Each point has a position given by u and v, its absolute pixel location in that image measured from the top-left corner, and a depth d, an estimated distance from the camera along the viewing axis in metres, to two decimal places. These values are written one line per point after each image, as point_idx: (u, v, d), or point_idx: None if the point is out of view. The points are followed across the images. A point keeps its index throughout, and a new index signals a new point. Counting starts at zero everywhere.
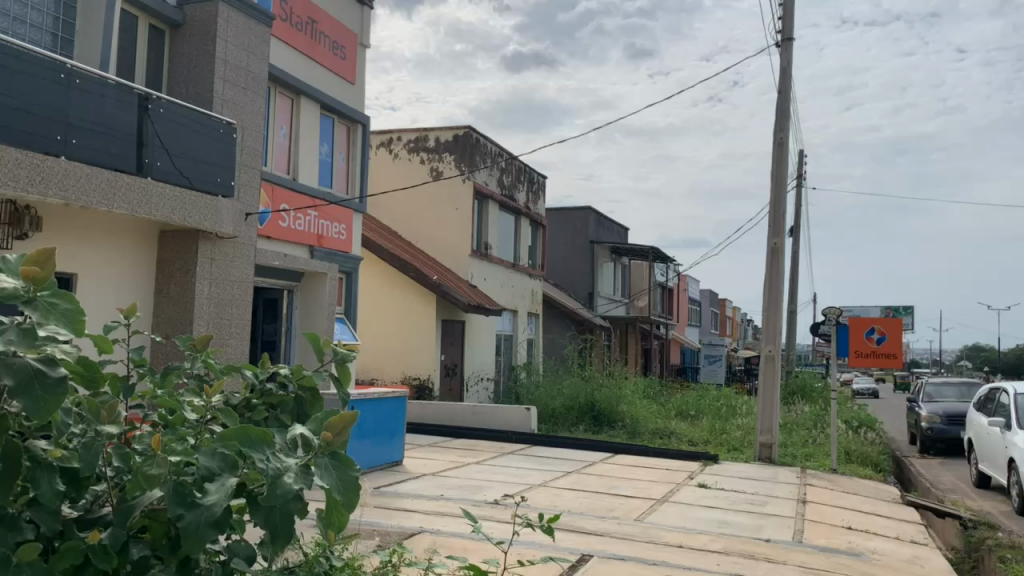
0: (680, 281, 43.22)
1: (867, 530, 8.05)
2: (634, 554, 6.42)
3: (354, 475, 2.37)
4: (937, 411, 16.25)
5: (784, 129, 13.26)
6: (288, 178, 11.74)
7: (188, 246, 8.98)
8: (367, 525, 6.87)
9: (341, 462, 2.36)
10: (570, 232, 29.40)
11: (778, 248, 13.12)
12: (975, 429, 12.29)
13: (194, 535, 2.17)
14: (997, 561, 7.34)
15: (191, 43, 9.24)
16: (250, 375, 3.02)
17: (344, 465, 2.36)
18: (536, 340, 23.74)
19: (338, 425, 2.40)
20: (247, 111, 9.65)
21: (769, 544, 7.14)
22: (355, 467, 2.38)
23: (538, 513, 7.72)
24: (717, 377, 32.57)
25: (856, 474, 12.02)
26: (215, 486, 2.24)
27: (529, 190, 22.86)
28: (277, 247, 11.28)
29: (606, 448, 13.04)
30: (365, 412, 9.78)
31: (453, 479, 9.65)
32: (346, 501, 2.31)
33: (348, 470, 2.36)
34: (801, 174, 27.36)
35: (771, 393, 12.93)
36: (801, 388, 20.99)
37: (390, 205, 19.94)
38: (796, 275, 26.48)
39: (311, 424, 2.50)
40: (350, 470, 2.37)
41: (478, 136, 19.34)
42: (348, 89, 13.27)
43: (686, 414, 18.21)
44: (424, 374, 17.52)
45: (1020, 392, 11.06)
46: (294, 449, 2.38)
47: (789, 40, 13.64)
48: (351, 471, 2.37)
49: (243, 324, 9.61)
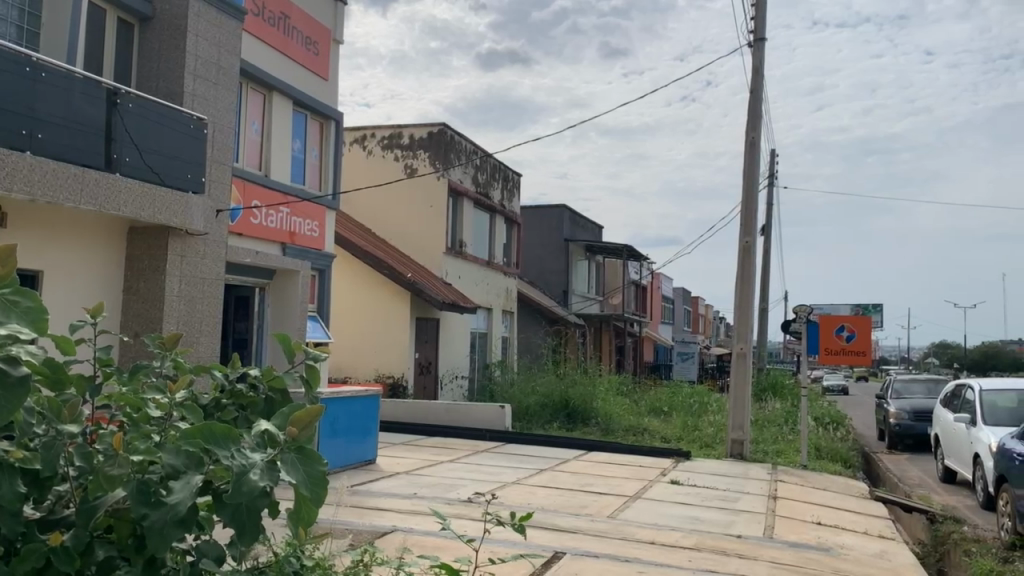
0: (654, 280, 43.53)
1: (836, 525, 8.16)
2: (607, 551, 6.43)
3: (321, 469, 2.34)
4: (905, 408, 16.49)
5: (756, 129, 13.37)
6: (260, 174, 11.62)
7: (158, 244, 8.85)
8: (338, 525, 6.83)
9: (308, 457, 2.33)
10: (544, 230, 29.42)
11: (750, 247, 13.25)
12: (941, 424, 12.50)
13: (159, 535, 2.16)
14: (963, 555, 7.48)
15: (160, 38, 9.10)
16: (219, 376, 2.99)
17: (310, 459, 2.32)
18: (510, 338, 23.74)
19: (303, 420, 2.37)
20: (218, 107, 9.53)
21: (741, 540, 7.20)
22: (321, 461, 2.35)
23: (510, 512, 7.72)
24: (689, 375, 32.81)
25: (825, 469, 12.18)
26: (180, 484, 2.20)
27: (503, 188, 22.85)
28: (249, 245, 11.14)
29: (579, 445, 13.08)
30: (337, 411, 9.72)
31: (425, 478, 9.62)
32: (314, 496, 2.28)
33: (314, 464, 2.32)
34: (773, 174, 27.64)
35: (742, 390, 13.04)
36: (772, 384, 21.24)
37: (363, 202, 19.81)
38: (768, 273, 26.74)
39: (276, 419, 2.47)
40: (316, 464, 2.34)
41: (453, 134, 19.31)
42: (321, 85, 13.16)
43: (660, 411, 18.32)
44: (398, 372, 17.46)
45: (985, 388, 11.26)
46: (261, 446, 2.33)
47: (761, 40, 13.76)
48: (317, 466, 2.34)
49: (212, 322, 9.49)
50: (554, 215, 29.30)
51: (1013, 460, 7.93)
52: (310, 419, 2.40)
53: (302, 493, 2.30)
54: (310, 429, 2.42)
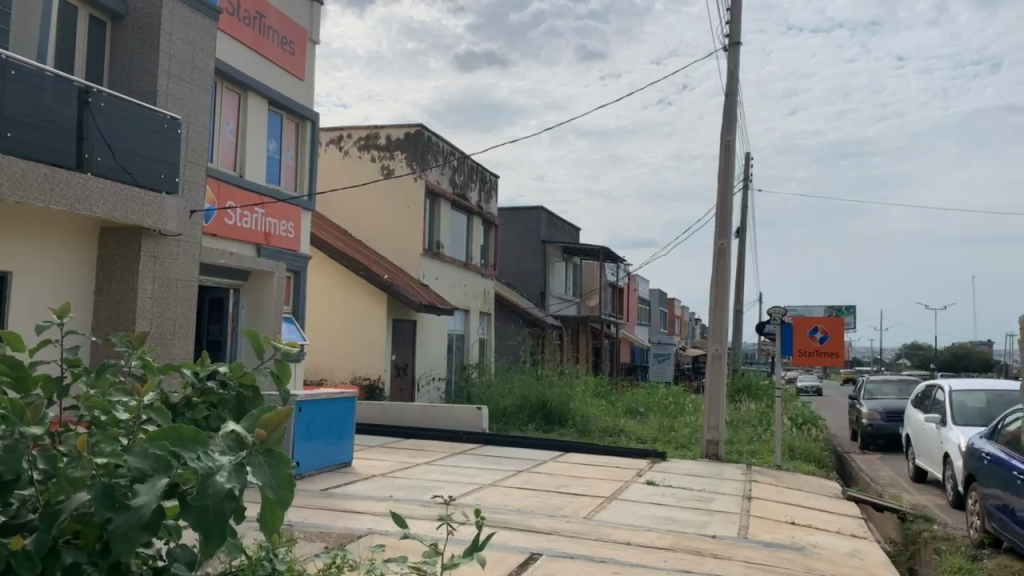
0: (630, 282, 43.79)
1: (809, 525, 8.24)
2: (582, 552, 6.45)
3: (288, 471, 2.33)
4: (878, 408, 16.71)
5: (731, 133, 13.48)
6: (235, 175, 11.53)
7: (130, 244, 8.74)
8: (313, 528, 6.78)
9: (276, 459, 2.32)
10: (522, 231, 29.43)
11: (724, 249, 13.36)
12: (912, 425, 12.68)
13: (125, 539, 2.15)
14: (933, 553, 7.60)
15: (134, 37, 9.00)
16: (188, 374, 2.93)
17: (277, 461, 2.31)
18: (488, 340, 23.73)
19: (273, 421, 2.42)
20: (193, 107, 9.45)
21: (715, 540, 7.26)
22: (287, 461, 2.34)
23: (465, 510, 7.79)
24: (665, 376, 33.01)
25: (799, 469, 12.31)
26: (145, 487, 2.18)
27: (481, 189, 22.84)
28: (223, 245, 11.08)
29: (556, 447, 13.10)
30: (313, 414, 9.65)
31: (401, 480, 9.57)
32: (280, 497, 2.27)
33: (281, 465, 2.32)
34: (748, 177, 27.88)
35: (717, 390, 13.14)
36: (747, 386, 21.45)
37: (339, 203, 19.72)
38: (742, 275, 26.99)
39: (243, 421, 2.47)
40: (285, 467, 2.33)
41: (430, 135, 19.28)
42: (297, 85, 13.08)
43: (636, 412, 18.41)
44: (375, 374, 17.41)
45: (955, 389, 11.45)
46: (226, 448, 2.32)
47: (736, 44, 13.89)
48: (284, 468, 2.33)
49: (186, 323, 9.40)
50: (531, 217, 29.37)
51: (981, 459, 8.07)
52: (279, 422, 2.43)
53: (268, 496, 2.28)
54: (279, 432, 2.45)
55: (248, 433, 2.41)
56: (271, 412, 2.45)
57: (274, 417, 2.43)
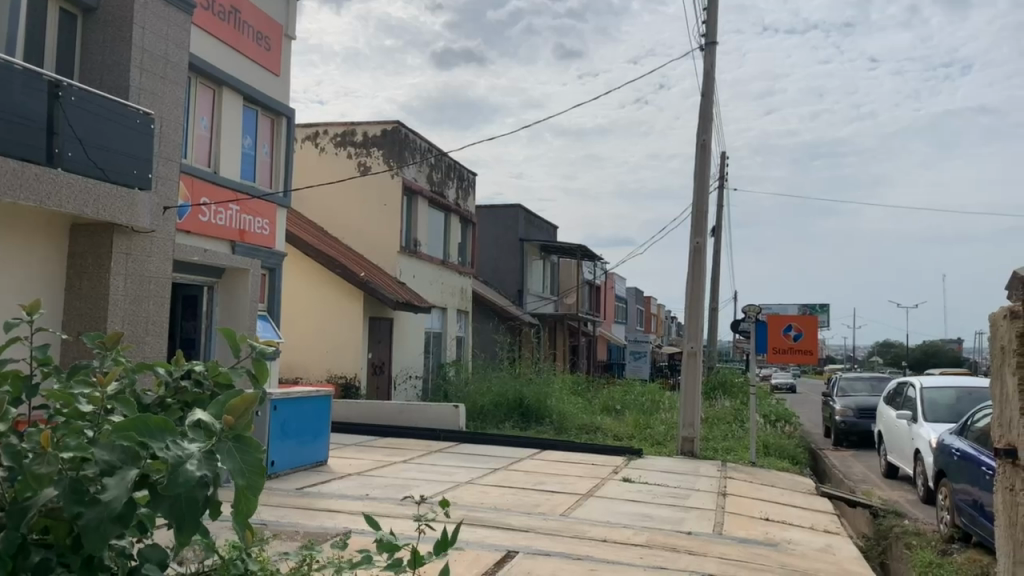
0: (608, 281, 43.94)
1: (784, 521, 8.32)
2: (559, 549, 6.46)
3: (258, 456, 2.33)
4: (850, 405, 16.91)
5: (707, 132, 13.56)
6: (209, 171, 11.40)
7: (102, 239, 8.62)
8: (287, 527, 6.73)
9: (245, 445, 2.31)
10: (499, 229, 29.41)
11: (701, 247, 13.44)
12: (884, 421, 12.85)
13: (96, 532, 2.11)
14: (904, 548, 7.70)
15: (105, 30, 8.86)
16: (163, 373, 2.91)
17: (247, 446, 2.31)
18: (465, 338, 23.70)
19: (239, 408, 2.41)
20: (166, 102, 9.32)
21: (690, 537, 7.29)
22: (257, 448, 2.32)
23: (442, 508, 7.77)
24: (642, 373, 33.14)
25: (773, 466, 12.41)
26: (114, 480, 2.15)
27: (458, 187, 22.80)
28: (196, 242, 10.96)
29: (533, 445, 13.10)
30: (288, 413, 9.57)
31: (377, 479, 9.52)
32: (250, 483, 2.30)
33: (251, 452, 2.30)
34: (724, 176, 28.10)
35: (692, 387, 13.22)
36: (721, 383, 21.62)
37: (315, 199, 19.58)
38: (718, 273, 27.19)
39: (209, 408, 2.47)
40: (254, 452, 2.33)
41: (407, 132, 19.20)
42: (272, 81, 12.96)
43: (612, 410, 18.49)
44: (351, 372, 17.31)
45: (926, 386, 11.61)
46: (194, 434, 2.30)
47: (712, 43, 13.96)
48: (254, 453, 2.33)
49: (160, 321, 9.27)
50: (509, 215, 29.33)
51: (951, 455, 8.19)
52: (245, 407, 2.42)
53: (240, 482, 2.29)
54: (246, 417, 2.44)
55: (215, 420, 2.40)
56: (237, 397, 2.43)
57: (239, 403, 2.41)
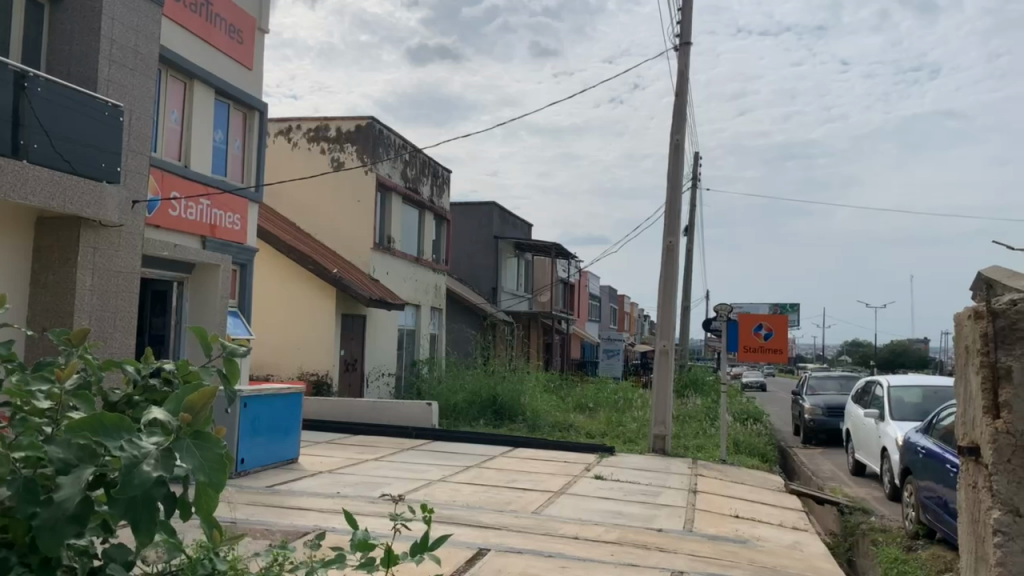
0: (582, 279, 44.10)
1: (753, 518, 8.40)
2: (530, 547, 6.46)
3: (217, 454, 2.28)
4: (819, 404, 17.13)
5: (680, 132, 13.64)
6: (179, 165, 11.25)
7: (68, 233, 8.48)
8: (257, 525, 6.67)
9: (204, 441, 2.26)
10: (474, 226, 29.38)
11: (673, 246, 13.51)
12: (852, 419, 13.02)
13: (50, 533, 2.08)
14: (870, 544, 7.82)
15: (73, 20, 8.69)
16: (131, 370, 2.85)
17: (206, 443, 2.26)
18: (439, 336, 23.64)
19: (198, 403, 2.31)
20: (135, 94, 9.17)
21: (661, 534, 7.33)
22: (216, 445, 2.28)
23: (415, 507, 7.73)
24: (615, 371, 33.30)
25: (743, 464, 12.53)
26: (69, 479, 2.12)
27: (433, 183, 22.72)
28: (166, 237, 10.81)
29: (506, 443, 13.09)
30: (258, 410, 9.46)
31: (348, 477, 9.45)
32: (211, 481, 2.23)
33: (209, 449, 2.26)
34: (697, 175, 28.30)
35: (665, 385, 13.29)
36: (693, 381, 21.80)
37: (288, 195, 19.40)
38: (690, 271, 27.40)
39: (167, 402, 2.39)
40: (213, 448, 2.27)
41: (381, 127, 19.09)
42: (244, 75, 12.81)
43: (585, 407, 18.57)
44: (322, 370, 17.18)
45: (893, 385, 11.79)
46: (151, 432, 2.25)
47: (686, 44, 14.04)
48: (214, 449, 2.27)
49: (128, 317, 9.12)
50: (483, 212, 29.30)
51: (917, 453, 8.31)
52: (205, 402, 2.33)
53: (199, 480, 2.22)
54: (206, 412, 2.36)
55: (173, 417, 2.32)
56: (197, 391, 2.33)
57: (199, 398, 2.31)
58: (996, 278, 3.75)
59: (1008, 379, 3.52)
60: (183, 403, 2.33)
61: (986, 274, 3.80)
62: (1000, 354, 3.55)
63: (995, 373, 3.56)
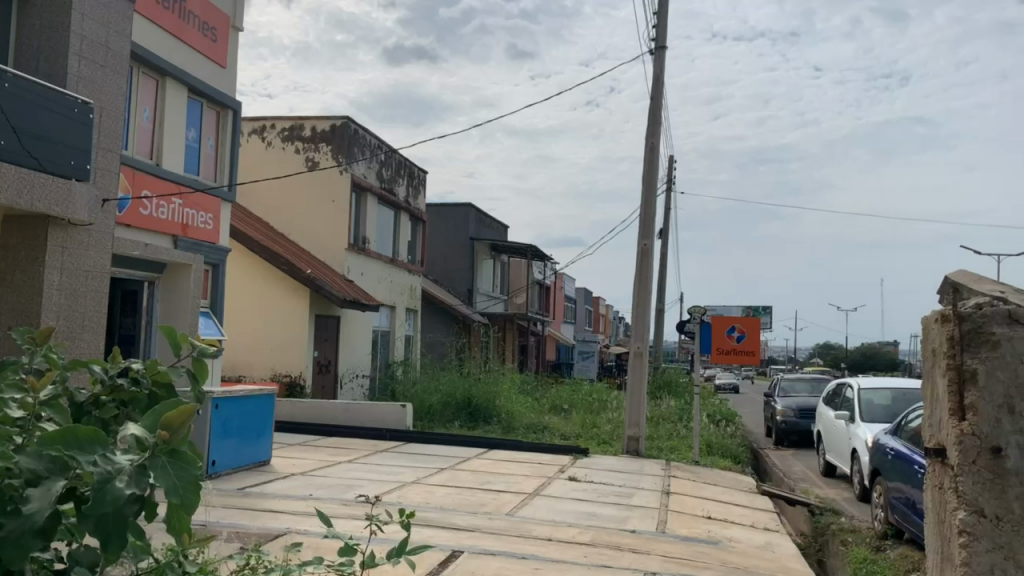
0: (557, 281, 44.22)
1: (725, 519, 8.46)
2: (504, 548, 6.45)
3: (194, 473, 2.22)
4: (791, 406, 17.30)
5: (655, 136, 13.72)
6: (151, 163, 11.10)
7: (36, 232, 8.36)
8: (228, 527, 6.61)
9: (182, 461, 2.20)
10: (449, 228, 29.32)
11: (648, 249, 13.59)
12: (823, 421, 13.17)
13: (17, 546, 2.04)
14: (840, 544, 7.93)
15: (43, 16, 8.58)
16: (98, 370, 2.78)
17: (183, 463, 2.19)
18: (413, 337, 23.56)
19: (176, 421, 2.23)
20: (106, 91, 9.03)
21: (634, 535, 7.36)
22: (194, 464, 2.22)
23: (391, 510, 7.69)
24: (590, 373, 33.39)
25: (716, 465, 12.64)
26: (39, 492, 2.08)
27: (408, 184, 22.65)
28: (136, 236, 10.67)
29: (480, 445, 13.07)
30: (229, 411, 9.36)
31: (321, 479, 9.40)
32: (185, 503, 2.18)
33: (186, 468, 2.21)
34: (672, 178, 28.50)
35: (639, 387, 13.36)
36: (667, 383, 21.94)
37: (260, 194, 19.19)
38: (665, 274, 27.56)
39: (146, 418, 2.33)
40: (189, 469, 2.21)
41: (356, 127, 19.00)
42: (218, 74, 12.68)
43: (559, 409, 18.60)
44: (295, 371, 17.05)
45: (863, 387, 11.95)
46: (127, 448, 2.21)
47: (662, 48, 14.13)
48: (191, 471, 2.22)
49: (97, 317, 8.97)
50: (459, 213, 29.25)
51: (885, 454, 8.44)
52: (184, 419, 2.25)
53: (172, 500, 2.17)
54: (183, 431, 2.27)
55: (151, 432, 2.26)
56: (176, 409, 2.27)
57: (177, 416, 2.24)
58: (962, 282, 3.83)
59: (973, 381, 3.58)
60: (161, 420, 2.27)
61: (952, 278, 3.88)
62: (966, 356, 3.61)
63: (961, 375, 3.62)
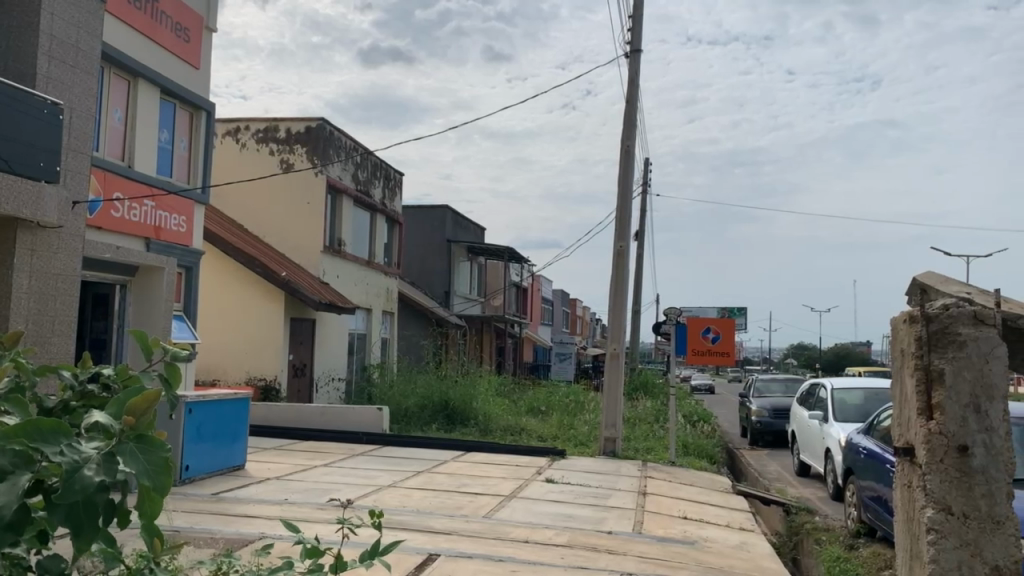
0: (534, 284, 44.30)
1: (700, 519, 8.52)
2: (480, 551, 6.44)
3: (162, 455, 2.22)
4: (766, 406, 17.46)
5: (631, 138, 13.80)
6: (123, 165, 10.98)
7: (4, 235, 8.23)
8: (201, 533, 6.54)
9: (149, 445, 2.20)
10: (426, 230, 29.26)
11: (624, 251, 13.65)
12: (798, 421, 13.30)
13: None
14: (814, 544, 8.01)
15: (11, 16, 8.47)
16: (68, 376, 2.77)
17: (151, 447, 2.20)
18: (389, 340, 23.45)
19: (141, 406, 2.26)
20: (76, 92, 8.89)
21: (610, 536, 7.39)
22: (163, 447, 2.23)
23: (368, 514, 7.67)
24: (567, 374, 33.47)
25: (692, 465, 12.73)
26: (4, 486, 2.03)
27: (385, 186, 22.58)
28: (108, 239, 10.58)
29: (457, 446, 13.08)
30: (203, 415, 9.27)
31: (297, 483, 9.34)
32: (155, 484, 2.17)
33: (155, 451, 2.21)
34: (647, 181, 28.69)
35: (615, 388, 13.42)
36: (643, 384, 22.08)
37: (234, 197, 19.03)
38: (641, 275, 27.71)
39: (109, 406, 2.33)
40: (159, 451, 2.22)
41: (332, 128, 18.91)
42: (191, 74, 12.56)
43: (536, 410, 18.63)
44: (270, 374, 16.92)
45: (836, 387, 12.09)
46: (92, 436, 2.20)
47: (637, 51, 14.22)
48: (159, 453, 2.22)
49: (67, 321, 8.83)
50: (436, 216, 29.22)
51: (858, 454, 8.54)
52: (149, 405, 2.28)
53: (143, 484, 2.16)
54: (148, 414, 2.29)
55: (116, 420, 2.26)
56: (139, 395, 2.29)
57: (141, 401, 2.26)
58: (930, 283, 3.91)
59: (940, 381, 3.64)
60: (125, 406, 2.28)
61: (920, 280, 3.96)
62: (933, 357, 3.67)
63: (929, 377, 3.68)
